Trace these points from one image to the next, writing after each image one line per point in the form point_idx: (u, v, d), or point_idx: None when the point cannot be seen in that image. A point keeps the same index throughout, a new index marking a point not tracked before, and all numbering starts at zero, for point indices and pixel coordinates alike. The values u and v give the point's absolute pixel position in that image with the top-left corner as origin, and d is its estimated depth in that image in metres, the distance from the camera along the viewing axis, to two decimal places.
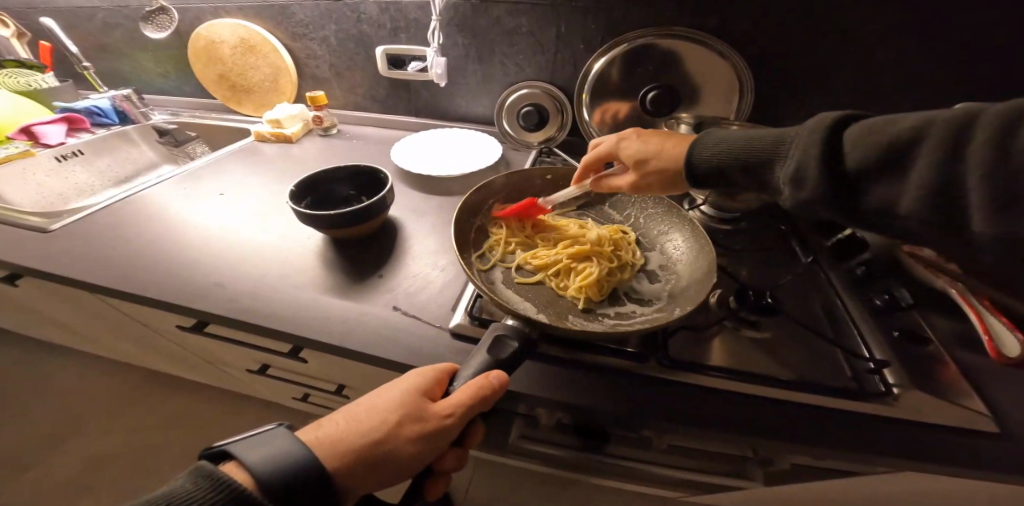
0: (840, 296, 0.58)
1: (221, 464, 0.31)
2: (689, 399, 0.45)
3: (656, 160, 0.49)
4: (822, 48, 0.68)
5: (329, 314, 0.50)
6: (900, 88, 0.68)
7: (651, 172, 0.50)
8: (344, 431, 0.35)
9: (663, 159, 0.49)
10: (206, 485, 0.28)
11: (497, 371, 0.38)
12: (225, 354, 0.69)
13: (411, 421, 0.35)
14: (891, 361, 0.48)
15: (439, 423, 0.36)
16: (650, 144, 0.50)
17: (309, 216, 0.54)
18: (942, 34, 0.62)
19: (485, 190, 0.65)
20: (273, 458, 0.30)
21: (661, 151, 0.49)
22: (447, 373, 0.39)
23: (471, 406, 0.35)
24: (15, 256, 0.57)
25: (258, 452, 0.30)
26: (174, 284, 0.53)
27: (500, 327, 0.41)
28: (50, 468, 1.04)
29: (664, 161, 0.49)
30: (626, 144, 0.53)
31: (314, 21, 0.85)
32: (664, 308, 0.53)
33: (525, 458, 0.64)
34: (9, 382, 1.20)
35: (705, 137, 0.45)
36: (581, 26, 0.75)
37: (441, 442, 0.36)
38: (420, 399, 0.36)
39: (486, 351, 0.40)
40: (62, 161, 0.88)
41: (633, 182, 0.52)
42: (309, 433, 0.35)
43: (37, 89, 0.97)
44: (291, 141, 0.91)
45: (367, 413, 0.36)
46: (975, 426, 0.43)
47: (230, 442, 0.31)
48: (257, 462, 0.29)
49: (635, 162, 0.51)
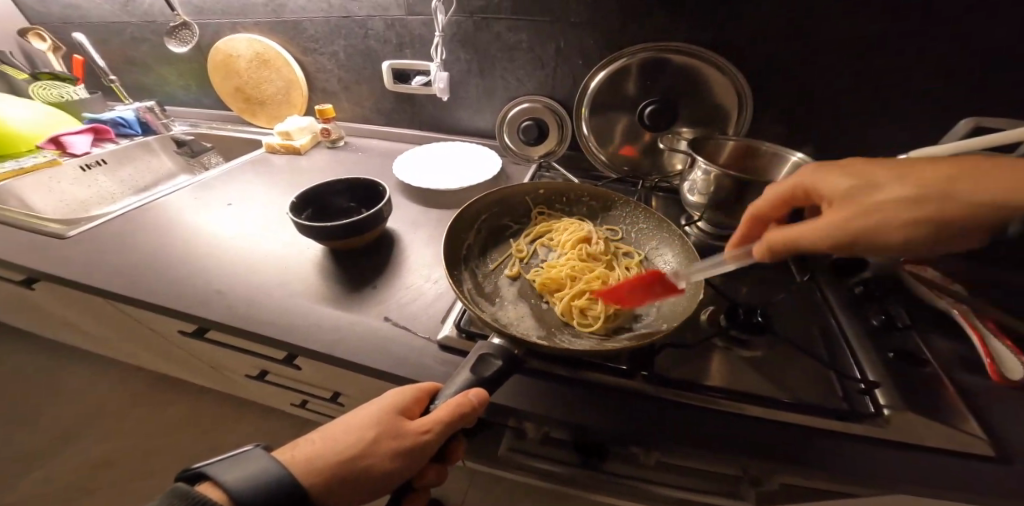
0: (835, 312, 0.57)
1: (195, 485, 0.32)
2: (674, 416, 0.45)
3: (885, 192, 0.36)
4: (822, 60, 0.67)
5: (322, 323, 0.51)
6: (905, 98, 0.67)
7: (874, 208, 0.36)
8: (323, 448, 0.36)
9: (882, 193, 0.36)
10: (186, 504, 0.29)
11: (477, 388, 0.38)
12: (227, 359, 0.72)
13: (390, 438, 0.36)
14: (886, 382, 0.47)
15: (417, 439, 0.37)
16: (868, 176, 0.38)
17: (307, 227, 0.56)
18: (946, 42, 0.60)
19: (480, 204, 0.66)
20: (249, 478, 0.31)
21: (898, 177, 0.36)
22: (430, 391, 0.40)
23: (450, 423, 0.36)
24: (34, 262, 0.60)
25: (234, 472, 0.31)
26: (179, 291, 0.56)
27: (485, 345, 0.42)
28: (71, 461, 1.09)
29: (899, 191, 0.35)
30: (824, 176, 0.41)
31: (324, 37, 0.89)
32: (652, 323, 0.53)
33: (517, 471, 0.64)
34: (37, 377, 1.26)
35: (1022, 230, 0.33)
36: (580, 41, 0.76)
37: (421, 458, 0.37)
38: (398, 416, 0.37)
39: (470, 368, 0.40)
40: (86, 170, 0.93)
41: (841, 223, 0.38)
42: (287, 451, 0.37)
43: (68, 101, 1.03)
44: (300, 153, 0.94)
45: (347, 431, 0.37)
46: (971, 449, 0.42)
47: (205, 463, 0.32)
48: (235, 483, 0.31)
49: (846, 195, 0.39)
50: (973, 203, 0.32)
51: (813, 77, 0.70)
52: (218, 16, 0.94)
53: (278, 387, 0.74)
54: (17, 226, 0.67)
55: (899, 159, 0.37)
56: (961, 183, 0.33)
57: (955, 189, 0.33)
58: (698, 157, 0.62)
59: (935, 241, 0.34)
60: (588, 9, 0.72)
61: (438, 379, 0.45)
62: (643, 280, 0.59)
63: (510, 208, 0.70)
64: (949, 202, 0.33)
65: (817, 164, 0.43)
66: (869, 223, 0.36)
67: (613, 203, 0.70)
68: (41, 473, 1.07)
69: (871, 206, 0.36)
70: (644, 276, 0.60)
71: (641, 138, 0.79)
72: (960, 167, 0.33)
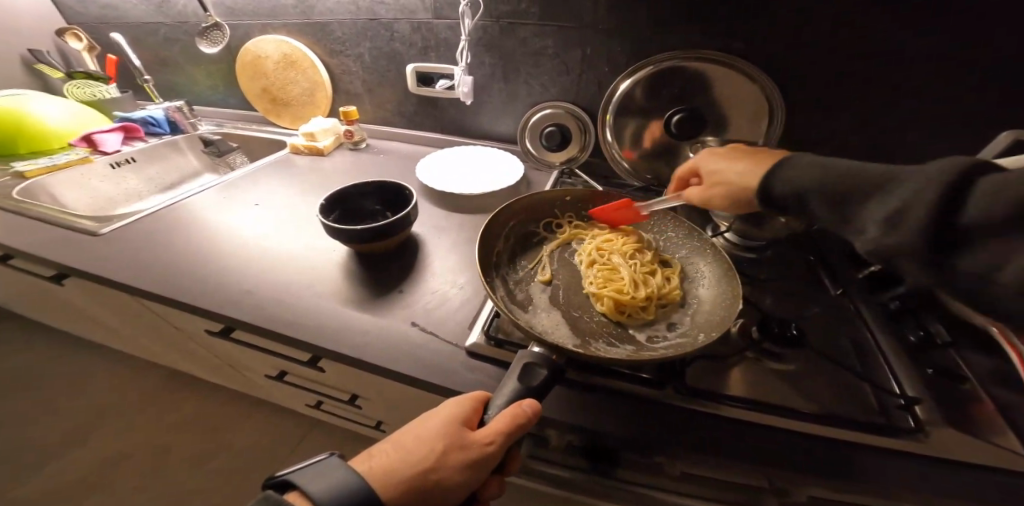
0: (868, 325, 0.55)
1: (282, 492, 0.33)
2: (701, 430, 0.44)
3: (724, 174, 0.48)
4: (858, 68, 0.65)
5: (349, 327, 0.51)
6: (924, 104, 0.65)
7: (716, 184, 0.49)
8: (396, 460, 0.36)
9: (720, 173, 0.49)
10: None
11: (529, 398, 0.38)
12: (248, 359, 0.72)
13: (455, 450, 0.36)
14: (923, 398, 0.46)
15: (482, 450, 0.36)
16: (724, 159, 0.49)
17: (336, 230, 0.56)
18: (987, 51, 0.58)
19: (511, 209, 0.66)
20: (334, 491, 0.32)
21: (731, 165, 0.48)
22: (483, 400, 0.39)
23: (509, 434, 0.36)
24: (67, 257, 0.62)
25: (320, 484, 0.32)
26: (207, 291, 0.56)
27: (527, 354, 0.41)
28: (89, 452, 1.11)
29: (732, 176, 0.47)
30: (707, 157, 0.52)
31: (350, 39, 0.89)
32: (688, 333, 0.53)
33: (534, 478, 0.63)
34: (61, 367, 1.29)
35: (790, 162, 0.38)
36: (606, 48, 0.75)
37: (487, 469, 0.37)
38: (460, 428, 0.37)
39: (517, 378, 0.39)
40: (115, 168, 0.95)
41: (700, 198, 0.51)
42: (364, 463, 0.37)
43: (100, 99, 1.05)
44: (323, 154, 0.95)
45: (414, 442, 0.37)
46: (1014, 469, 0.40)
47: (290, 471, 0.33)
48: (324, 497, 0.32)
49: (707, 175, 0.51)
50: (745, 187, 0.46)
51: (817, 77, 0.68)
52: (248, 17, 0.95)
53: (296, 387, 0.74)
54: (50, 222, 0.69)
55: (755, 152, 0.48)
56: (753, 172, 0.45)
57: (748, 177, 0.45)
58: None
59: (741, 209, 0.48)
60: (616, 16, 0.72)
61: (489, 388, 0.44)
62: (677, 291, 0.58)
63: (537, 215, 0.70)
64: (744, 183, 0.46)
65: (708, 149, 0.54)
66: (711, 196, 0.50)
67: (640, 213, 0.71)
68: (58, 464, 1.08)
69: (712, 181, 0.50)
70: (679, 287, 0.58)
71: (666, 146, 0.78)
72: (761, 160, 0.46)
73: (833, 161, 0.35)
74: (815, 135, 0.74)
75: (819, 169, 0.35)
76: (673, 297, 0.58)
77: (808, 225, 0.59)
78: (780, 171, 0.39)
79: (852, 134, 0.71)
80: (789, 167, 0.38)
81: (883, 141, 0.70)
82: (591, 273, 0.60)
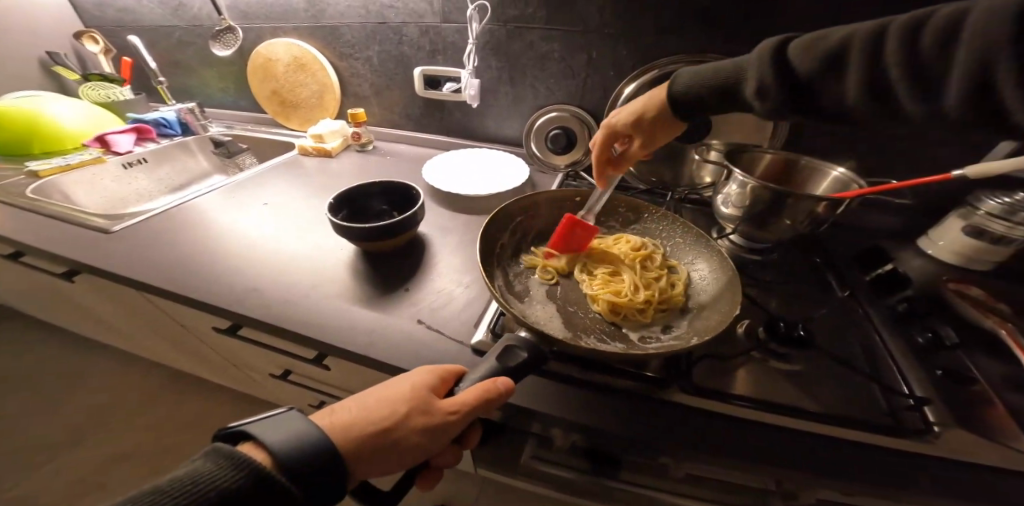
0: (876, 327, 0.55)
1: (238, 444, 0.33)
2: (704, 432, 0.44)
3: (649, 114, 0.57)
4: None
5: (354, 325, 0.51)
6: None
7: (651, 125, 0.57)
8: (356, 418, 0.36)
9: (641, 121, 0.57)
10: (227, 462, 0.30)
11: (505, 377, 0.38)
12: (252, 358, 0.72)
13: (419, 415, 0.36)
14: (932, 399, 0.45)
15: (445, 418, 0.36)
16: (631, 112, 0.58)
17: (344, 228, 0.57)
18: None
19: (516, 207, 0.66)
20: (288, 440, 0.32)
21: (646, 108, 0.57)
22: (454, 373, 0.40)
23: (476, 407, 0.36)
24: (78, 253, 0.63)
25: (273, 434, 0.32)
26: (215, 289, 0.57)
27: (512, 337, 0.42)
28: (92, 450, 1.11)
29: (654, 110, 0.57)
30: (615, 121, 0.60)
31: (360, 42, 0.91)
32: (683, 336, 0.52)
33: (537, 480, 0.63)
34: (68, 366, 1.30)
35: (685, 76, 0.53)
36: (612, 52, 0.76)
37: (445, 436, 0.37)
38: (427, 395, 0.37)
39: (496, 357, 0.41)
40: (127, 168, 0.96)
41: (647, 141, 0.59)
42: (323, 417, 0.36)
43: (114, 101, 1.07)
44: (331, 155, 0.96)
45: (377, 402, 0.37)
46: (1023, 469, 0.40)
47: (244, 422, 0.33)
48: (277, 445, 0.31)
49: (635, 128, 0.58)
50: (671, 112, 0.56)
51: None
52: (261, 21, 0.97)
53: (299, 386, 0.75)
54: (62, 219, 0.70)
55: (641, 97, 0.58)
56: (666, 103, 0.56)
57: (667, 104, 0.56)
58: (734, 169, 0.61)
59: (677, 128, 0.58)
60: (620, 20, 0.73)
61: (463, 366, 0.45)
62: (679, 296, 0.57)
63: (543, 215, 0.70)
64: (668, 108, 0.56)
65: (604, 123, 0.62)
66: (654, 135, 0.58)
67: (646, 213, 0.71)
68: (61, 462, 1.08)
69: (644, 131, 0.58)
70: (681, 292, 0.58)
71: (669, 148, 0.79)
72: (657, 95, 0.57)
73: (710, 69, 0.51)
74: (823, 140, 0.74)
75: (704, 75, 0.51)
76: (677, 301, 0.57)
77: (816, 228, 0.59)
78: (686, 86, 0.53)
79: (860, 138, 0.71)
80: (689, 82, 0.53)
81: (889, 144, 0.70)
82: (593, 276, 0.61)
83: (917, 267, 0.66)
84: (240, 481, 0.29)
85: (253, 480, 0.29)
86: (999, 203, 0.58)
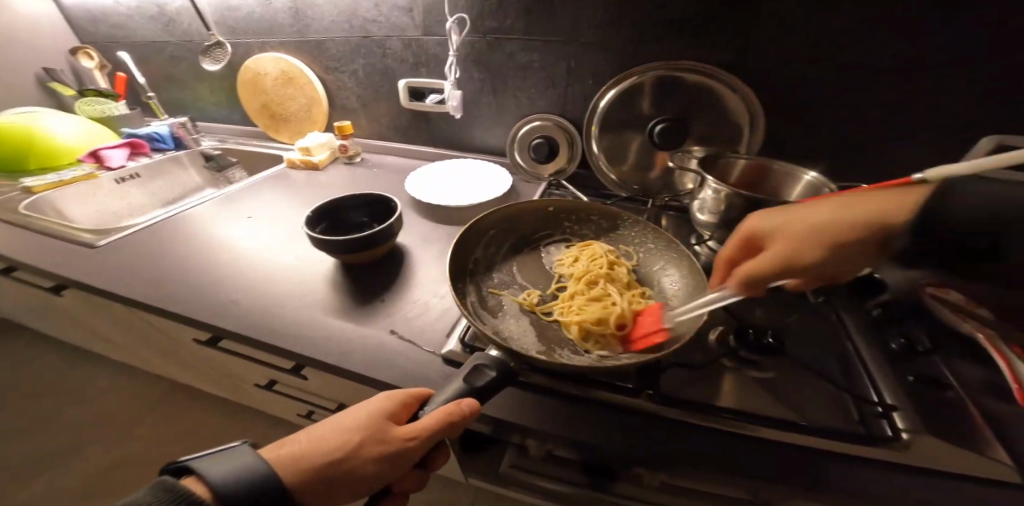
0: (850, 333, 0.55)
1: (181, 478, 0.33)
2: (675, 436, 0.44)
3: (817, 218, 0.43)
4: (861, 76, 0.65)
5: (327, 336, 0.52)
6: (904, 112, 0.65)
7: (812, 236, 0.43)
8: (310, 449, 0.36)
9: (812, 220, 0.43)
10: (164, 496, 0.30)
11: (470, 399, 0.38)
12: (238, 368, 0.73)
13: (374, 443, 0.36)
14: (902, 405, 0.45)
15: (403, 445, 0.37)
16: (794, 212, 0.45)
17: (321, 240, 0.58)
18: (995, 58, 0.57)
19: (491, 217, 0.68)
20: (231, 475, 0.32)
21: (820, 209, 0.43)
22: (417, 398, 0.40)
23: (435, 433, 0.36)
24: (65, 267, 0.64)
25: (219, 468, 0.32)
26: (195, 302, 0.58)
27: (481, 356, 0.42)
28: (86, 461, 1.12)
29: (836, 215, 0.41)
30: (769, 216, 0.47)
31: (345, 56, 0.92)
32: (654, 343, 0.53)
33: (519, 490, 0.63)
34: (65, 377, 1.32)
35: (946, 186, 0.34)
36: (590, 62, 0.77)
37: (405, 463, 0.37)
38: (385, 422, 0.37)
39: (463, 378, 0.41)
40: (120, 183, 0.99)
41: (789, 253, 0.44)
42: (276, 450, 0.37)
43: (109, 116, 1.09)
44: (318, 168, 0.97)
45: (334, 431, 0.37)
46: (993, 476, 0.40)
47: (193, 457, 0.33)
48: (220, 480, 0.31)
49: (783, 232, 0.45)
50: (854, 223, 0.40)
51: (794, 84, 0.69)
52: (250, 36, 0.99)
53: (285, 397, 0.75)
54: (51, 234, 0.71)
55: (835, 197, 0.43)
56: (855, 211, 0.40)
57: (874, 209, 0.39)
58: (708, 177, 0.62)
59: (858, 243, 0.41)
60: (598, 30, 0.74)
61: (431, 386, 0.45)
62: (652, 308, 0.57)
63: (519, 226, 0.70)
64: (874, 217, 0.39)
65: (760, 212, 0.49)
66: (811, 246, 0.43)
67: (623, 221, 0.71)
68: (55, 472, 1.09)
69: (800, 236, 0.44)
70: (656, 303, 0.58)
71: (649, 155, 0.79)
72: (860, 205, 0.40)
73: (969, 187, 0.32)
74: (801, 146, 0.75)
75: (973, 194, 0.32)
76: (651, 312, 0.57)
77: None
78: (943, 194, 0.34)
79: (838, 143, 0.72)
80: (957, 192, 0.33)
81: (869, 147, 0.70)
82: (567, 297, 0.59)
83: None
84: None
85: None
86: None
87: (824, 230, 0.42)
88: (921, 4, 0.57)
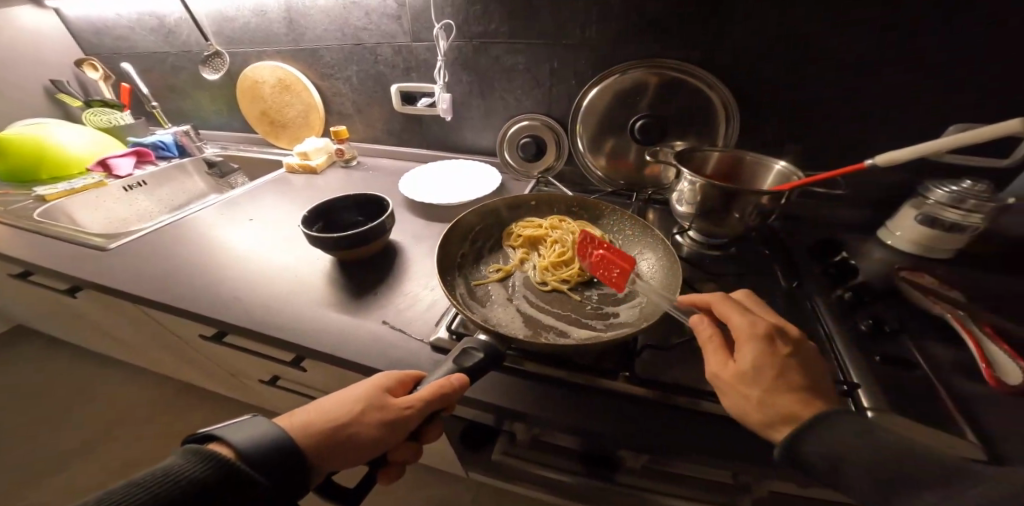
0: (823, 317, 0.57)
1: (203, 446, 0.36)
2: (661, 420, 0.47)
3: (759, 393, 0.39)
4: (861, 77, 0.67)
5: (323, 327, 0.56)
6: (886, 107, 0.68)
7: (740, 390, 0.40)
8: (316, 416, 0.39)
9: (771, 393, 0.38)
10: (193, 458, 0.33)
11: (460, 375, 0.42)
12: (242, 365, 0.77)
13: (375, 409, 0.40)
14: (871, 384, 0.48)
15: (400, 413, 0.40)
16: (772, 375, 0.39)
17: (316, 238, 0.61)
18: (995, 58, 0.59)
19: (475, 213, 0.72)
20: (251, 439, 0.35)
21: (773, 396, 0.38)
22: (414, 377, 0.44)
23: (430, 401, 0.40)
24: (81, 269, 0.68)
25: (239, 434, 0.35)
26: (202, 299, 0.61)
27: (470, 340, 0.46)
28: (98, 461, 1.15)
29: (763, 403, 0.38)
30: (752, 350, 0.41)
31: (339, 63, 0.96)
32: (634, 323, 0.55)
33: (511, 477, 0.65)
34: (75, 381, 1.36)
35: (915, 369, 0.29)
36: (574, 63, 0.80)
37: (402, 433, 0.40)
38: (384, 394, 0.41)
39: (454, 360, 0.44)
40: (127, 191, 1.03)
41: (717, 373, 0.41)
42: (286, 419, 0.40)
43: (115, 126, 1.14)
44: (316, 172, 1.01)
45: (339, 401, 0.41)
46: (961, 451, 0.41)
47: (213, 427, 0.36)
48: (242, 443, 0.34)
49: (743, 369, 0.40)
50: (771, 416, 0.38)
51: (776, 81, 0.71)
52: (247, 46, 1.03)
53: (287, 392, 0.79)
54: (66, 239, 0.75)
55: (796, 398, 0.38)
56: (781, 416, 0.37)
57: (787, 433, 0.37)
58: (684, 169, 0.64)
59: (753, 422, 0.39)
60: (581, 31, 0.76)
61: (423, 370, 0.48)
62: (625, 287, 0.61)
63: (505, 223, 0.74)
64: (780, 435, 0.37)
65: (756, 330, 0.42)
66: (734, 392, 0.40)
67: (603, 214, 0.75)
68: (69, 473, 1.13)
69: (742, 381, 0.40)
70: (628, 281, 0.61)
71: (631, 150, 0.83)
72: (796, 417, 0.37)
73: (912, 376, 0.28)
74: (781, 139, 0.77)
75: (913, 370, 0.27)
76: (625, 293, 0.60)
77: (764, 223, 0.62)
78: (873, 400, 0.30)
79: (816, 136, 0.75)
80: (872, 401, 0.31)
81: (860, 141, 0.72)
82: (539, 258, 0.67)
83: (877, 259, 0.68)
84: (207, 474, 0.32)
85: (215, 475, 0.32)
86: (945, 193, 0.60)
87: (759, 400, 0.38)
88: (920, 5, 0.59)
